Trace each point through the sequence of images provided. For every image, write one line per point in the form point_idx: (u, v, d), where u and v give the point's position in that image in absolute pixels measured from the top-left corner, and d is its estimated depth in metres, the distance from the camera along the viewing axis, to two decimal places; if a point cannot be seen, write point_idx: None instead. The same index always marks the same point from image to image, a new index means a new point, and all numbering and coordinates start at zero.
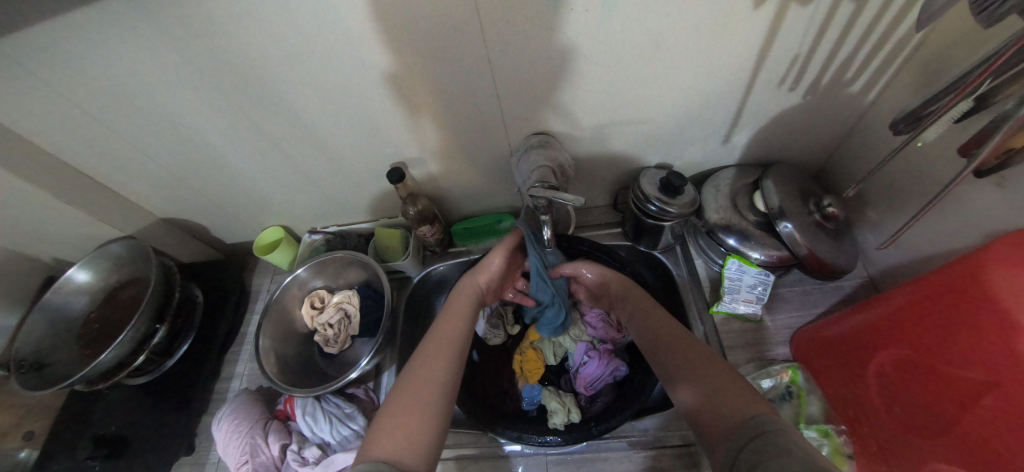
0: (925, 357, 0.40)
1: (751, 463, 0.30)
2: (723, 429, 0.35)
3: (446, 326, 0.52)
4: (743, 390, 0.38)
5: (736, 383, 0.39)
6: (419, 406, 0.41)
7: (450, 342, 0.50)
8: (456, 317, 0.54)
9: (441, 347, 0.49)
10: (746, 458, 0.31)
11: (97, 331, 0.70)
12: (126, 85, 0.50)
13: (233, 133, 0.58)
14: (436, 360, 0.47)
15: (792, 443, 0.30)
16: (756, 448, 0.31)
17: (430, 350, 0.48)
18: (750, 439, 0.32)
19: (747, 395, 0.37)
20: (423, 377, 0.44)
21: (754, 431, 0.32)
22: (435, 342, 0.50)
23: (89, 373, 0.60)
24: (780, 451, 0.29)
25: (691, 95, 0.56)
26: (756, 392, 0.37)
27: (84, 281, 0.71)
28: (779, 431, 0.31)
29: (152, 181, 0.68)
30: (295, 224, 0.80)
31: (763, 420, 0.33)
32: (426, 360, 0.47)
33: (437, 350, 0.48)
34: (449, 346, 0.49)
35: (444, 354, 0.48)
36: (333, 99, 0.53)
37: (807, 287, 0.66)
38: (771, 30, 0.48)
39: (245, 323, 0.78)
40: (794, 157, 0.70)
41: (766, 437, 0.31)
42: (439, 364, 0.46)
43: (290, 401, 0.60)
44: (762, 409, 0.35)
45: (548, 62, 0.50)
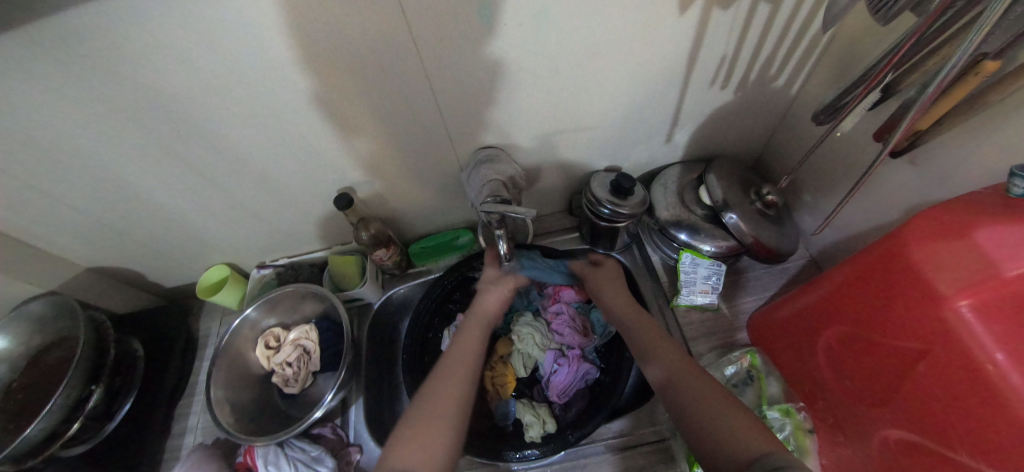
0: (866, 331, 0.43)
1: None
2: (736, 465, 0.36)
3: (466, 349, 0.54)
4: (750, 420, 0.39)
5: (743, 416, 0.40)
6: (435, 425, 0.44)
7: (470, 364, 0.52)
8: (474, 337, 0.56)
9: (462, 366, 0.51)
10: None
11: (20, 402, 0.63)
12: (22, 130, 0.45)
13: (156, 170, 0.54)
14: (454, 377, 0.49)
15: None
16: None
17: (452, 368, 0.51)
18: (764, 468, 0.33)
19: (753, 429, 0.38)
20: (439, 401, 0.47)
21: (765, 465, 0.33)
22: (457, 361, 0.52)
23: (13, 451, 0.53)
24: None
25: (631, 99, 0.58)
26: (767, 429, 0.38)
27: (3, 348, 0.64)
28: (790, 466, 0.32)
29: (69, 230, 0.61)
30: (241, 260, 0.75)
31: (774, 459, 0.34)
32: (448, 380, 0.49)
33: (459, 369, 0.51)
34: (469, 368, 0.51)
35: (464, 374, 0.50)
36: (266, 128, 0.51)
37: (757, 272, 0.70)
38: (698, 33, 0.50)
39: (195, 371, 0.72)
40: (733, 150, 0.73)
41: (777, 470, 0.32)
42: (459, 383, 0.49)
43: (250, 452, 0.56)
44: (773, 448, 0.36)
45: (487, 76, 0.50)
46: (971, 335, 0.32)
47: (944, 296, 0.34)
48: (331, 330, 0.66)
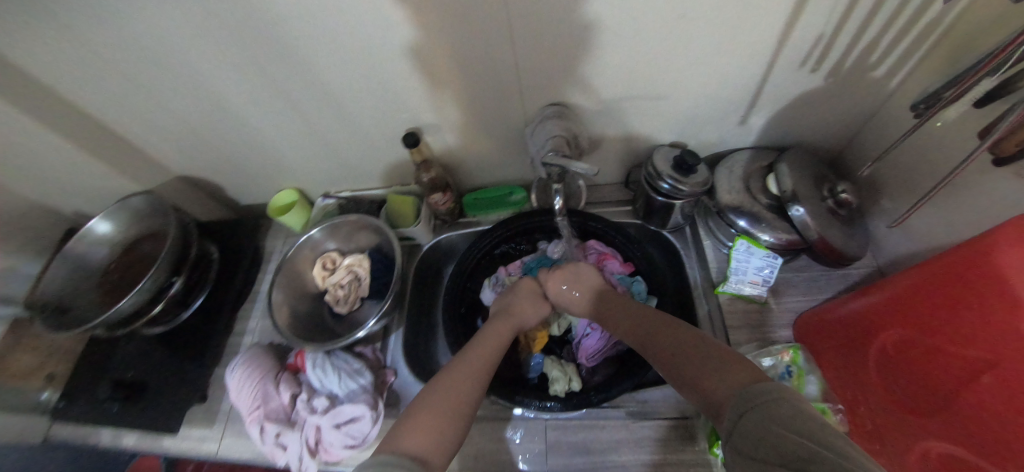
0: (933, 341, 0.39)
1: (744, 433, 0.32)
2: (719, 410, 0.36)
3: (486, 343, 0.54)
4: (734, 366, 0.39)
5: (730, 360, 0.39)
6: (443, 409, 0.43)
7: (487, 358, 0.52)
8: (497, 333, 0.57)
9: (482, 358, 0.51)
10: (740, 428, 0.32)
11: (116, 280, 0.72)
12: (146, 40, 0.50)
13: (251, 91, 0.59)
14: (474, 366, 0.50)
15: (787, 417, 0.30)
16: (746, 423, 0.32)
17: (471, 359, 0.51)
18: (746, 410, 0.33)
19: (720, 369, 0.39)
20: (451, 383, 0.47)
21: (746, 404, 0.33)
22: (476, 353, 0.52)
23: (109, 318, 0.62)
24: (768, 431, 0.30)
25: (710, 73, 0.56)
26: (741, 363, 0.39)
27: (105, 232, 0.72)
28: (779, 399, 0.31)
29: (169, 136, 0.68)
30: (308, 187, 0.81)
31: (763, 388, 0.33)
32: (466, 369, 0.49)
33: (478, 362, 0.51)
34: (487, 360, 0.52)
35: (480, 366, 0.50)
36: (352, 63, 0.54)
37: (815, 272, 0.66)
38: (797, 8, 0.47)
39: (259, 281, 0.79)
40: (811, 142, 0.69)
41: (757, 411, 0.32)
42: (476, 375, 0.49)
43: (301, 354, 0.62)
44: (756, 382, 0.35)
45: (569, 32, 0.50)
46: None
47: None
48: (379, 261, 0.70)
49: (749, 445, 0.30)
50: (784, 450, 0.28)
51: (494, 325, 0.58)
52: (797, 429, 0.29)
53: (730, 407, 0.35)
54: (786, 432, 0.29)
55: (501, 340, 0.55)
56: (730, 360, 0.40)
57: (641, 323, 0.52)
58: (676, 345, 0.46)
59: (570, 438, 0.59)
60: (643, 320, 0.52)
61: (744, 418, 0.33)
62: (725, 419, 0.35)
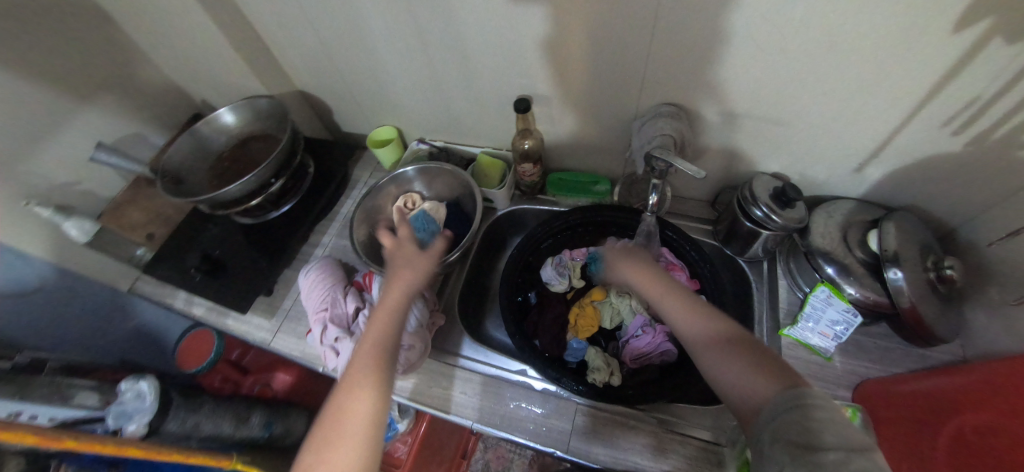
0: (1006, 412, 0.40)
1: (778, 429, 0.34)
2: (758, 408, 0.38)
3: (366, 351, 0.47)
4: (782, 371, 0.39)
5: (773, 365, 0.40)
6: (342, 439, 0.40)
7: (367, 365, 0.45)
8: (379, 323, 0.49)
9: (362, 366, 0.45)
10: (774, 425, 0.35)
11: (225, 167, 0.79)
12: None
13: (392, 26, 0.63)
14: (357, 385, 0.44)
15: (829, 415, 0.32)
16: (785, 417, 0.34)
17: (351, 378, 0.44)
18: (785, 409, 0.35)
19: (762, 377, 0.40)
20: (349, 402, 0.43)
21: (786, 399, 0.35)
22: (356, 366, 0.46)
23: (216, 198, 0.69)
24: (809, 424, 0.32)
25: (841, 110, 0.55)
26: (784, 371, 0.40)
27: (228, 123, 0.81)
28: (812, 402, 0.34)
29: (305, 53, 0.75)
30: (405, 130, 0.86)
31: (800, 391, 0.35)
32: (353, 385, 0.44)
33: (357, 378, 0.44)
34: (370, 369, 0.45)
35: (363, 375, 0.44)
36: (494, 19, 0.56)
37: (891, 343, 0.63)
38: (962, 61, 0.44)
39: (340, 203, 0.85)
40: (925, 211, 0.65)
41: (795, 407, 0.34)
42: (363, 387, 0.44)
43: (369, 275, 0.67)
44: (793, 382, 0.37)
45: (711, 35, 0.50)
46: None
47: None
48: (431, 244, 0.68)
49: (789, 436, 0.33)
50: (831, 439, 0.30)
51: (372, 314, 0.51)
52: (840, 424, 0.31)
53: (770, 405, 0.36)
54: (830, 427, 0.31)
55: (391, 324, 0.49)
56: (776, 364, 0.41)
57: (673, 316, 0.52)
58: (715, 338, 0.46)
59: (596, 428, 0.59)
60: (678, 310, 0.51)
61: (783, 414, 0.34)
62: (764, 415, 0.36)
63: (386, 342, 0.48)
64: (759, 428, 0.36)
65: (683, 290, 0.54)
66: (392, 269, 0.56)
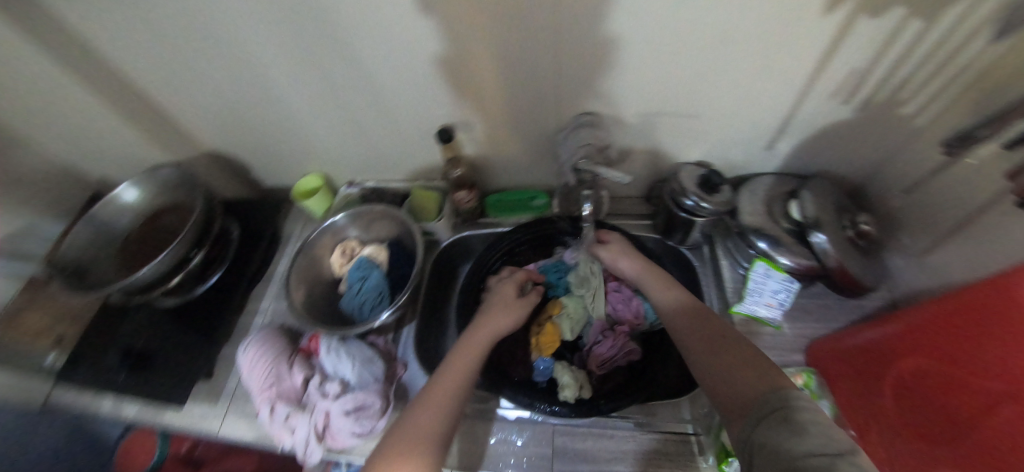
0: (952, 369, 0.41)
1: (764, 432, 0.36)
2: (745, 405, 0.40)
3: (447, 376, 0.49)
4: (772, 371, 0.42)
5: (766, 365, 0.42)
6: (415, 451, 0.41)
7: (448, 392, 0.47)
8: (470, 350, 0.53)
9: (443, 395, 0.47)
10: (761, 430, 0.36)
11: (135, 249, 0.72)
12: (201, 14, 0.52)
13: (295, 74, 0.60)
14: (432, 407, 0.45)
15: (818, 421, 0.34)
16: (773, 422, 0.35)
17: (432, 397, 0.47)
18: (773, 413, 0.36)
19: (758, 376, 0.42)
20: (424, 417, 0.44)
21: (776, 403, 0.37)
22: (436, 389, 0.48)
23: (127, 285, 0.62)
24: (796, 428, 0.34)
25: (744, 95, 0.57)
26: (777, 371, 0.42)
27: (130, 200, 0.73)
28: (796, 407, 0.35)
29: (206, 113, 0.69)
30: (332, 175, 0.83)
31: (787, 394, 0.37)
32: (426, 406, 0.46)
33: (440, 398, 0.46)
34: (447, 396, 0.47)
35: (444, 399, 0.46)
36: (399, 53, 0.55)
37: (829, 301, 0.67)
38: (837, 36, 0.48)
39: (274, 263, 0.80)
40: (834, 173, 0.70)
41: (784, 412, 0.35)
42: (436, 409, 0.45)
43: (316, 339, 0.62)
44: (783, 385, 0.39)
45: (614, 43, 0.51)
46: None
47: None
48: (382, 292, 0.68)
49: (776, 441, 0.34)
50: (817, 444, 0.32)
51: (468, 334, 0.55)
52: (826, 431, 0.33)
53: (756, 406, 0.38)
54: (815, 430, 0.33)
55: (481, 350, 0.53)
56: (768, 363, 0.43)
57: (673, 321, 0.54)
58: (714, 341, 0.48)
59: (578, 445, 0.59)
60: (683, 316, 0.53)
61: (769, 418, 0.36)
62: (750, 415, 0.38)
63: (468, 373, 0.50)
64: (746, 429, 0.37)
65: (685, 294, 0.57)
66: (488, 307, 0.60)
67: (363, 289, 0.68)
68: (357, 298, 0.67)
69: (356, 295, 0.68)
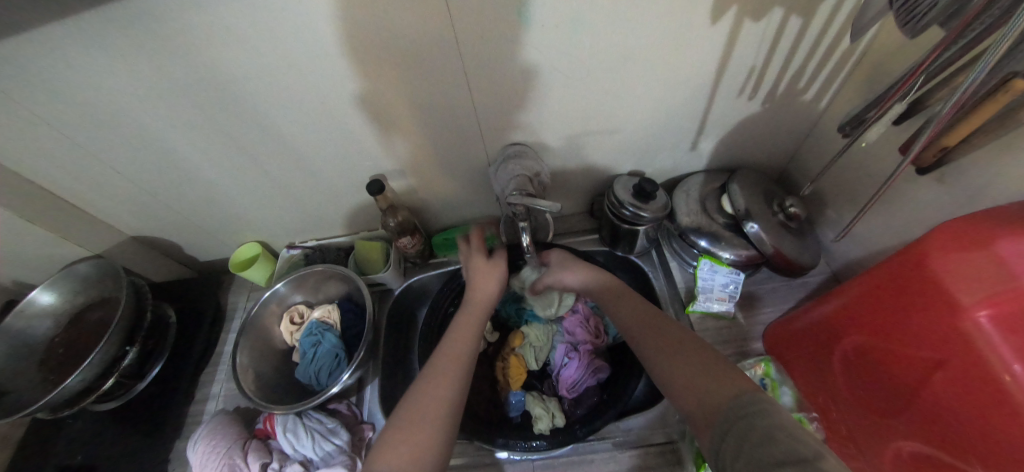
0: (887, 342, 0.41)
1: (736, 447, 0.32)
2: (709, 415, 0.36)
3: (452, 346, 0.48)
4: (731, 374, 0.38)
5: (722, 367, 0.39)
6: (428, 426, 0.40)
7: (455, 363, 0.46)
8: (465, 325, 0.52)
9: (450, 363, 0.46)
10: (733, 445, 0.32)
11: (63, 355, 0.67)
12: (89, 105, 0.49)
13: (208, 148, 0.57)
14: (441, 378, 0.44)
15: (783, 424, 0.31)
16: (742, 433, 0.32)
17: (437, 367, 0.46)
18: (742, 420, 0.33)
19: (718, 378, 0.38)
20: (431, 390, 0.43)
21: (737, 412, 0.34)
22: (443, 359, 0.47)
23: (55, 399, 0.56)
24: (764, 438, 0.30)
25: (659, 106, 0.59)
26: (738, 373, 0.39)
27: (47, 304, 0.68)
28: (760, 413, 0.32)
29: (121, 199, 0.66)
30: (273, 239, 0.80)
31: (751, 400, 0.34)
32: (435, 375, 0.45)
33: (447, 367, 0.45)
34: (455, 365, 0.46)
35: (454, 372, 0.45)
36: (313, 113, 0.53)
37: (776, 283, 0.70)
38: (728, 43, 0.50)
39: (221, 342, 0.76)
40: (757, 162, 0.74)
41: (752, 420, 0.32)
42: (446, 379, 0.44)
43: (270, 419, 0.58)
44: (745, 389, 0.36)
45: (525, 75, 0.52)
46: (988, 347, 0.31)
47: (964, 305, 0.33)
48: (339, 355, 0.64)
49: (748, 455, 0.30)
50: (784, 451, 0.28)
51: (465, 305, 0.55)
52: (793, 435, 0.30)
53: (724, 416, 0.35)
54: (784, 438, 0.29)
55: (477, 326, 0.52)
56: (727, 366, 0.40)
57: (625, 325, 0.51)
58: (664, 343, 0.45)
59: None
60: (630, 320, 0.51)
61: (740, 428, 0.32)
62: (719, 426, 0.34)
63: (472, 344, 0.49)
64: (718, 442, 0.34)
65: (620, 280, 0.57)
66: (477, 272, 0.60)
67: (317, 357, 0.64)
68: (312, 368, 0.64)
69: (311, 365, 0.65)
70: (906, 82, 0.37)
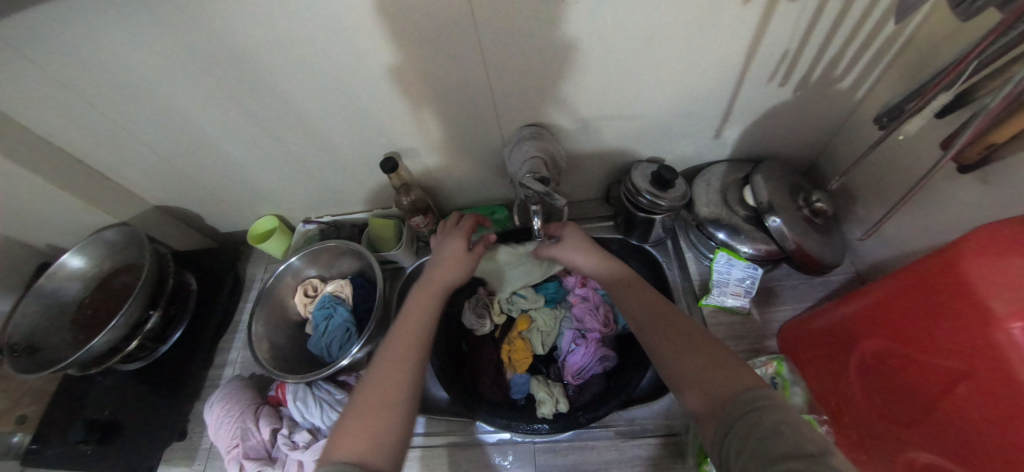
0: (909, 348, 0.39)
1: (739, 439, 0.31)
2: (712, 406, 0.35)
3: (406, 325, 0.48)
4: (731, 365, 0.37)
5: (723, 357, 0.39)
6: (388, 406, 0.40)
7: (410, 342, 0.46)
8: (417, 310, 0.49)
9: (404, 345, 0.45)
10: (736, 437, 0.31)
11: (92, 316, 0.71)
12: (111, 74, 0.49)
13: (227, 121, 0.58)
14: (399, 359, 0.44)
15: (790, 419, 0.30)
16: (748, 426, 0.31)
17: (393, 349, 0.45)
18: (745, 413, 0.32)
19: (720, 369, 0.37)
20: (385, 373, 0.42)
21: (744, 405, 0.33)
22: (396, 343, 0.46)
23: (83, 357, 0.59)
24: (771, 430, 0.30)
25: (682, 91, 0.57)
26: (743, 364, 0.38)
27: (77, 267, 0.71)
28: (768, 406, 0.31)
29: (144, 169, 0.68)
30: (289, 214, 0.82)
31: (754, 393, 0.33)
32: (389, 362, 0.43)
33: (402, 349, 0.45)
34: (410, 345, 0.45)
35: (406, 352, 0.44)
36: (330, 90, 0.53)
37: (796, 281, 0.68)
38: (760, 25, 0.47)
39: (239, 311, 0.79)
40: (784, 153, 0.71)
41: (759, 412, 0.31)
42: (400, 362, 0.43)
43: (282, 387, 0.60)
44: (749, 382, 0.35)
45: (543, 55, 0.50)
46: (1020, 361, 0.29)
47: (999, 314, 0.30)
48: (350, 329, 0.66)
49: (753, 446, 0.30)
50: (790, 445, 0.28)
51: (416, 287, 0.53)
52: (798, 429, 0.29)
53: (728, 408, 0.33)
54: (791, 433, 0.29)
55: (432, 311, 0.50)
56: (723, 356, 0.39)
57: (632, 313, 0.49)
58: (664, 329, 0.44)
59: (560, 462, 0.58)
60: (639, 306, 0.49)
61: (743, 424, 0.32)
62: (721, 416, 0.34)
63: (429, 324, 0.49)
64: (720, 432, 0.33)
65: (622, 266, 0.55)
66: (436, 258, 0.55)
67: (330, 328, 0.66)
68: (326, 339, 0.65)
69: (323, 336, 0.66)
70: (955, 68, 0.34)
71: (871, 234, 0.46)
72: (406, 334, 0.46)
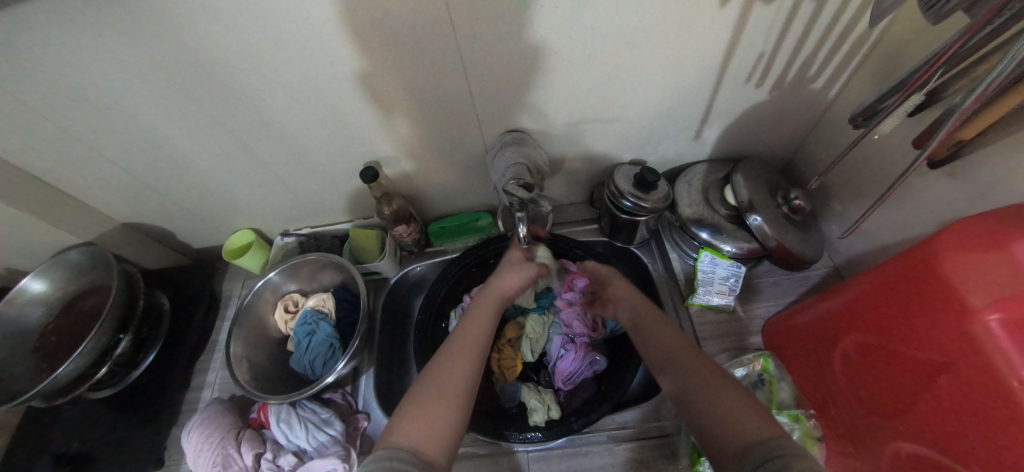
0: (891, 343, 0.40)
1: None
2: (735, 453, 0.33)
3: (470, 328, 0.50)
4: (759, 413, 0.35)
5: (748, 407, 0.36)
6: (446, 401, 0.40)
7: (475, 343, 0.48)
8: (481, 317, 0.52)
9: (467, 345, 0.47)
10: None
11: (56, 343, 0.67)
12: (66, 88, 0.46)
13: (195, 134, 0.56)
14: (463, 354, 0.46)
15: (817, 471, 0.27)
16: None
17: (456, 345, 0.47)
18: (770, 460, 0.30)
19: (747, 416, 0.35)
20: (448, 372, 0.44)
21: (770, 453, 0.30)
22: (461, 340, 0.48)
23: (47, 387, 0.56)
24: None
25: (662, 93, 0.57)
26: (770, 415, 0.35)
27: (38, 291, 0.67)
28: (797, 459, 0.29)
29: (108, 186, 0.64)
30: (266, 227, 0.79)
31: (781, 445, 0.31)
32: (455, 358, 0.45)
33: (464, 346, 0.47)
34: (474, 345, 0.47)
35: (468, 350, 0.47)
36: (302, 99, 0.51)
37: (778, 277, 0.69)
38: (737, 28, 0.48)
39: (216, 330, 0.76)
40: (762, 151, 0.72)
41: (785, 462, 0.29)
42: (466, 358, 0.46)
43: (264, 408, 0.58)
44: (777, 433, 0.32)
45: (523, 59, 0.49)
46: (999, 351, 0.30)
47: (975, 307, 0.31)
48: (333, 345, 0.64)
49: None
50: None
51: (479, 294, 0.56)
52: None
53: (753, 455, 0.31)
54: None
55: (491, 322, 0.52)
56: (751, 403, 0.37)
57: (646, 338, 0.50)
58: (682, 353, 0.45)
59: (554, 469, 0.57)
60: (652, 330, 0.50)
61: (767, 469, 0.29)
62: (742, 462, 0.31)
63: (488, 328, 0.51)
64: None
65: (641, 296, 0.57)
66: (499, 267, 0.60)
67: (312, 344, 0.64)
68: (307, 355, 0.64)
69: (305, 352, 0.64)
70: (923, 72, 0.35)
71: (850, 232, 0.47)
72: (468, 340, 0.48)
